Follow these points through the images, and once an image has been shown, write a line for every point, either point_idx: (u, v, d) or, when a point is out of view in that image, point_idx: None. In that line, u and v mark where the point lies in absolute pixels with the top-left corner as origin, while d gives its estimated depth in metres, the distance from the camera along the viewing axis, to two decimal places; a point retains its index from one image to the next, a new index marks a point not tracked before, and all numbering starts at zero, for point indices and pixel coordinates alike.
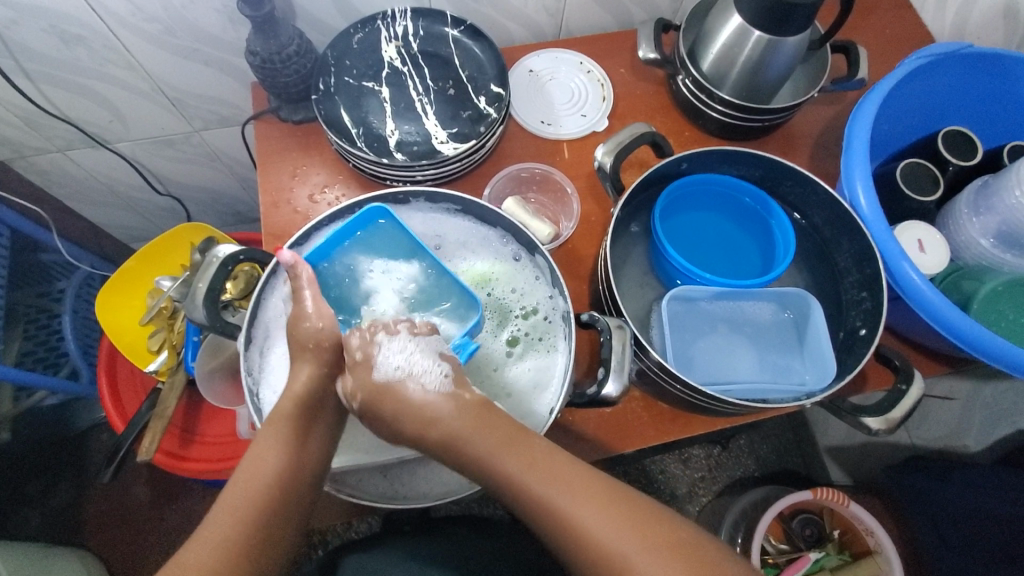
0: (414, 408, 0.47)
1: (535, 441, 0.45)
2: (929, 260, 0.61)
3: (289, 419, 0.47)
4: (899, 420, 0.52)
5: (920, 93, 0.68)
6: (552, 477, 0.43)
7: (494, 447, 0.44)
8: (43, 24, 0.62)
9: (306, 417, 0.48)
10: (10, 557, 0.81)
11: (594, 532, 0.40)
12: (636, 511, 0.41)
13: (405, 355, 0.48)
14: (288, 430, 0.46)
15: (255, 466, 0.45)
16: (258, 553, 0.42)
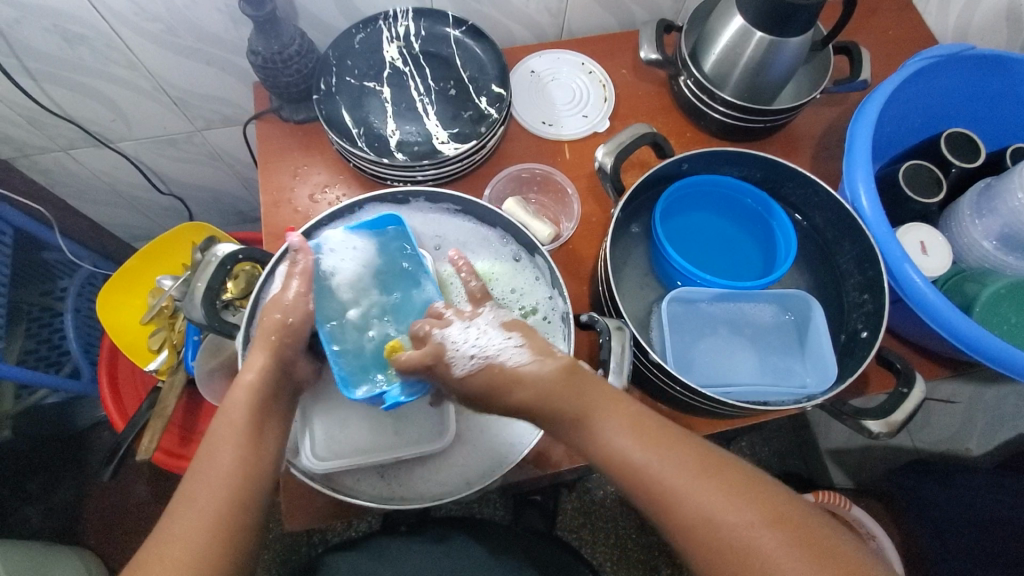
0: (502, 383, 0.45)
1: (638, 411, 0.43)
2: (930, 262, 0.61)
3: (241, 405, 0.45)
4: (901, 422, 0.51)
5: (923, 94, 0.68)
6: (655, 446, 0.41)
7: (579, 413, 0.43)
8: (46, 24, 0.63)
9: (259, 403, 0.46)
10: (10, 555, 0.82)
11: (681, 494, 0.39)
12: (726, 475, 0.40)
13: (478, 341, 0.46)
14: (240, 419, 0.45)
15: (221, 442, 0.44)
16: (220, 541, 0.40)
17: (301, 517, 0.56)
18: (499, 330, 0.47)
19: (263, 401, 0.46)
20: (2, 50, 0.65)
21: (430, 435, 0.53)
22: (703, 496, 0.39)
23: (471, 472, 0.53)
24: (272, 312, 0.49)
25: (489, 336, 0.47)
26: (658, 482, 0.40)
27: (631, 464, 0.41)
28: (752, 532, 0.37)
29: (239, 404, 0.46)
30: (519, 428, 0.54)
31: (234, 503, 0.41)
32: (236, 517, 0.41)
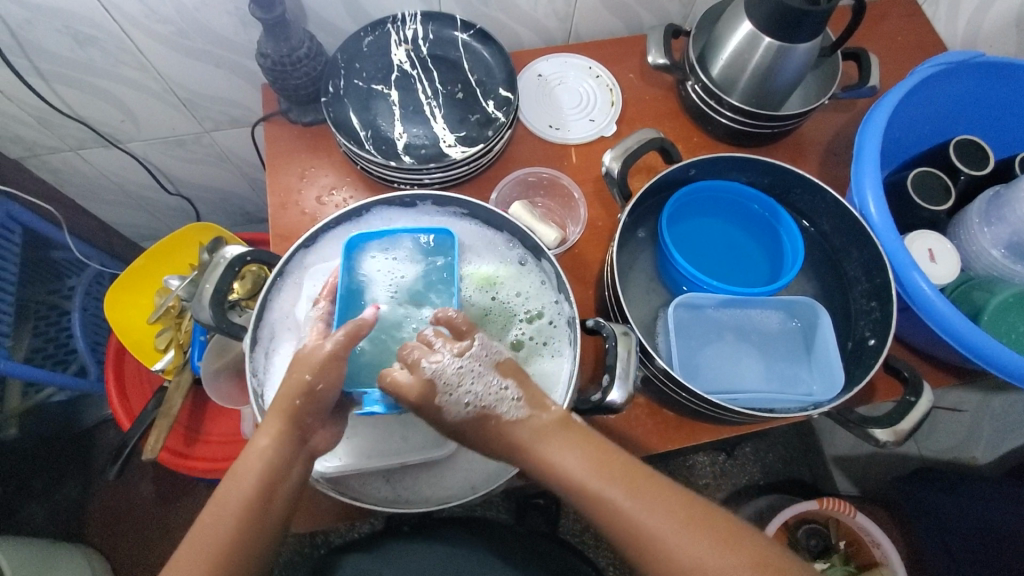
0: (497, 432, 0.46)
1: (621, 461, 0.44)
2: (939, 270, 0.61)
3: (261, 460, 0.45)
4: (908, 431, 0.51)
5: (932, 101, 0.67)
6: (640, 499, 0.42)
7: (563, 460, 0.44)
8: (58, 25, 0.63)
9: (281, 457, 0.45)
10: (15, 551, 0.82)
11: (671, 543, 0.40)
12: (713, 522, 0.41)
13: (475, 387, 0.46)
14: (256, 473, 0.44)
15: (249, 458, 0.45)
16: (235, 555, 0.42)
17: (306, 520, 0.56)
18: (495, 375, 0.47)
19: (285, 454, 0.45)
20: (14, 50, 0.66)
21: (436, 440, 0.53)
22: (692, 544, 0.40)
23: (476, 478, 0.53)
24: (301, 371, 0.46)
25: (489, 379, 0.46)
26: (649, 532, 0.41)
27: (621, 513, 0.41)
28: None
29: (260, 459, 0.45)
30: None
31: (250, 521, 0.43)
32: (242, 564, 0.42)
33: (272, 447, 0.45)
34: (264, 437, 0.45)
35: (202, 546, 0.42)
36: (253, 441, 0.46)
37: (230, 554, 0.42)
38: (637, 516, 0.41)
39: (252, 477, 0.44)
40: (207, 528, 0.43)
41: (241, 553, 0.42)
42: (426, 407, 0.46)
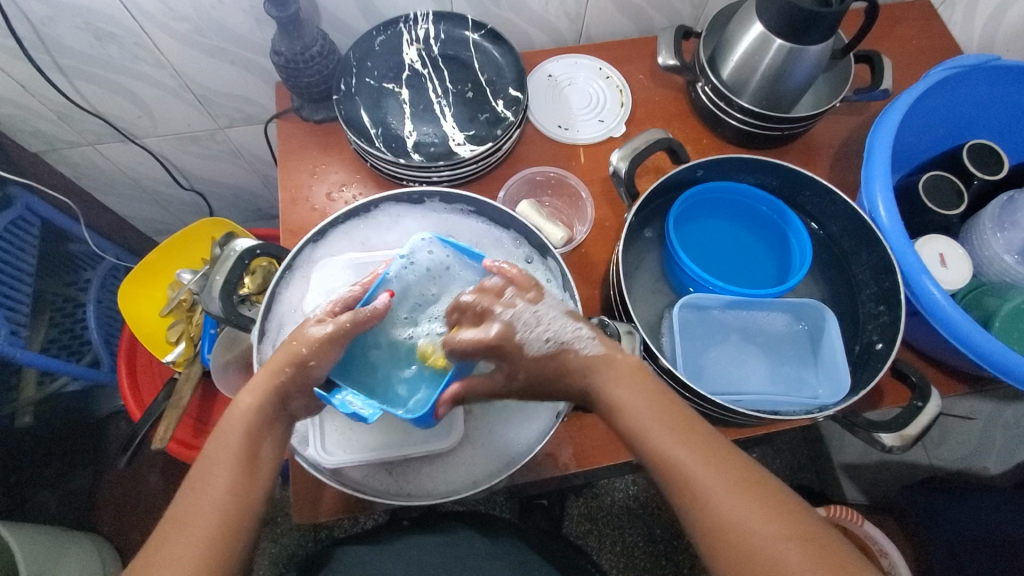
0: (572, 371, 0.46)
1: (683, 410, 0.43)
2: (950, 275, 0.60)
3: (246, 415, 0.44)
4: (916, 436, 0.50)
5: (946, 105, 0.67)
6: (693, 450, 0.41)
7: (627, 397, 0.44)
8: (79, 22, 0.65)
9: (266, 411, 0.45)
10: (27, 537, 0.84)
11: (717, 500, 0.39)
12: (764, 493, 0.39)
13: (552, 325, 0.47)
14: (245, 426, 0.44)
15: (232, 418, 0.45)
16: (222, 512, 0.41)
17: (308, 512, 0.57)
18: (567, 317, 0.47)
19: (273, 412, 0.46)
20: (35, 46, 0.67)
21: (439, 434, 0.53)
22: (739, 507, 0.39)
23: (479, 472, 0.53)
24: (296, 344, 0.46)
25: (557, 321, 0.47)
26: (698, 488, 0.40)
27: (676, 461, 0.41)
28: (778, 549, 0.37)
29: (246, 413, 0.44)
30: (526, 428, 0.54)
31: (237, 474, 0.42)
32: (245, 522, 0.41)
33: (257, 403, 0.45)
34: (248, 394, 0.45)
35: (203, 508, 0.41)
36: (234, 404, 0.45)
37: (230, 514, 0.41)
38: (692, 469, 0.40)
39: (240, 432, 0.44)
40: (202, 491, 0.41)
41: (240, 513, 0.41)
42: (506, 347, 0.47)
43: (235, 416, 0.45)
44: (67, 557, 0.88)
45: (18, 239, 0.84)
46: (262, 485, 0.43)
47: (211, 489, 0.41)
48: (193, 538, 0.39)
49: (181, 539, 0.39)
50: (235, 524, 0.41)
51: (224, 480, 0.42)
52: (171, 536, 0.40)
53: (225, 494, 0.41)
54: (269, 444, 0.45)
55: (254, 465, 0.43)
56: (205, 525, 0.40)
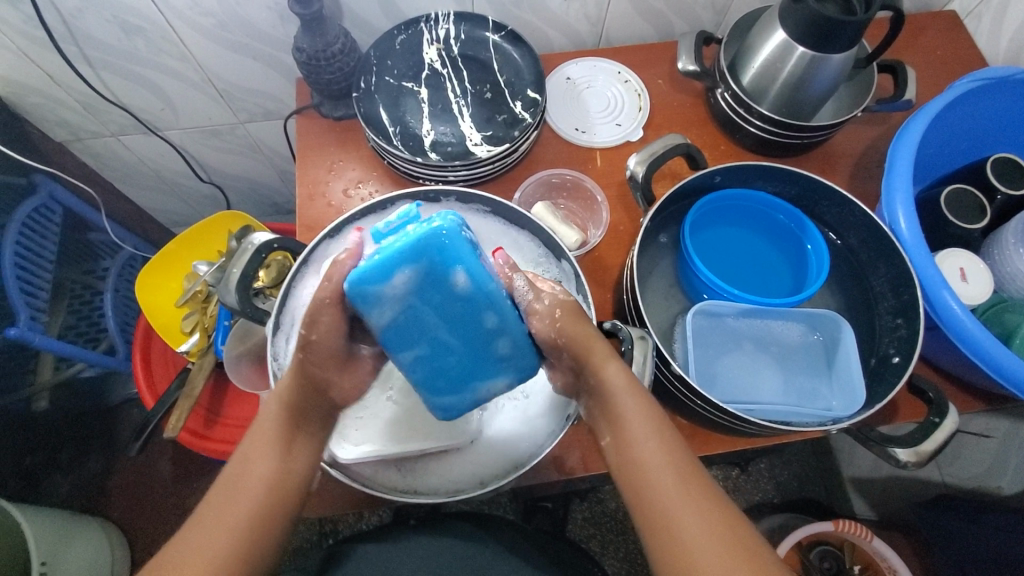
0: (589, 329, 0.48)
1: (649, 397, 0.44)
2: (970, 290, 0.59)
3: (285, 400, 0.46)
4: (931, 452, 0.50)
5: (971, 116, 0.66)
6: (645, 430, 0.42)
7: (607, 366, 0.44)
8: (107, 15, 0.66)
9: (308, 399, 0.47)
10: (40, 521, 0.85)
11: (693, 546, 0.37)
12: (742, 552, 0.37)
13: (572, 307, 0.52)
14: (279, 413, 0.45)
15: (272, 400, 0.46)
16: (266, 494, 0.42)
17: (316, 505, 0.58)
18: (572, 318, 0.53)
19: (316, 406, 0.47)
20: (64, 36, 0.68)
21: (449, 432, 0.53)
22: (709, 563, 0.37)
23: (486, 472, 0.53)
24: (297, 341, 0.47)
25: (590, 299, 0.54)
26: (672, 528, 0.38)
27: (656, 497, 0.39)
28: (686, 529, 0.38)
29: (282, 396, 0.46)
30: (536, 426, 0.54)
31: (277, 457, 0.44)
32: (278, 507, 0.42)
33: (299, 389, 0.46)
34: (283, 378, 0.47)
35: (240, 491, 0.42)
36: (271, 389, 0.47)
37: (266, 496, 0.42)
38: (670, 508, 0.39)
39: (278, 414, 0.45)
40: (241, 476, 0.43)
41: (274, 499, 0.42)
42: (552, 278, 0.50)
43: (274, 402, 0.46)
44: (76, 542, 0.89)
45: (41, 226, 0.85)
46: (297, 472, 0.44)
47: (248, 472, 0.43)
48: (227, 524, 0.41)
49: (224, 521, 0.41)
50: (267, 510, 0.42)
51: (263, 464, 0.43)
52: (211, 518, 0.41)
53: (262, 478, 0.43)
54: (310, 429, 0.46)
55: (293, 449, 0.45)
56: (242, 508, 0.41)
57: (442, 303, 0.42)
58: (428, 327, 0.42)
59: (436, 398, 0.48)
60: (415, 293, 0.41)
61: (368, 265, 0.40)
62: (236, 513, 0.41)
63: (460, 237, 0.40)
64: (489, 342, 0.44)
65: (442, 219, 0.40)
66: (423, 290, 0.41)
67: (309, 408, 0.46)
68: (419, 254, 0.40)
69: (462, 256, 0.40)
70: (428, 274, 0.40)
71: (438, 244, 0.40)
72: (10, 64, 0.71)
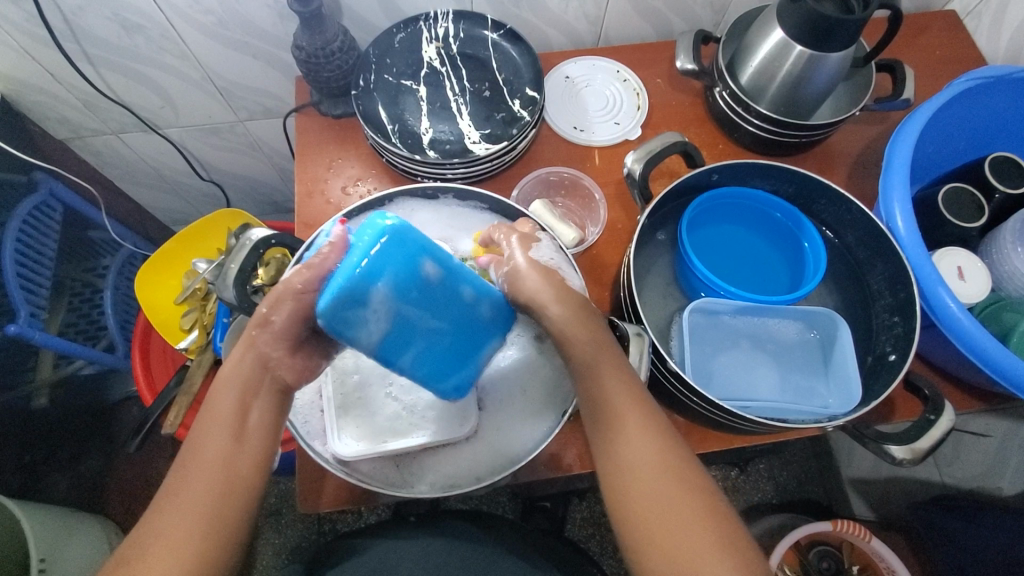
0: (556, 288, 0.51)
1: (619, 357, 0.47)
2: (968, 288, 0.59)
3: (238, 378, 0.45)
4: (927, 450, 0.49)
5: (969, 115, 0.66)
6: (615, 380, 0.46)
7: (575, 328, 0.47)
8: (108, 12, 0.66)
9: (261, 374, 0.46)
10: (39, 519, 0.85)
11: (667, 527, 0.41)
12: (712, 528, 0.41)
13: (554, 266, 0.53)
14: (233, 396, 0.44)
15: (223, 381, 0.45)
16: (219, 481, 0.42)
17: (312, 502, 0.58)
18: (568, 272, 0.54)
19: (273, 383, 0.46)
20: (65, 34, 0.69)
21: (447, 428, 0.53)
22: (680, 540, 0.40)
23: (482, 469, 0.53)
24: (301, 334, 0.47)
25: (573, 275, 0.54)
26: (646, 511, 0.42)
27: (632, 482, 0.43)
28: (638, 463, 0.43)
29: (233, 380, 0.45)
30: (532, 424, 0.54)
31: (231, 441, 0.43)
32: (240, 482, 0.42)
33: (252, 364, 0.46)
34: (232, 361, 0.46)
35: (196, 479, 0.42)
36: (221, 370, 0.46)
37: (221, 481, 0.42)
38: (645, 494, 0.42)
39: (231, 391, 0.45)
40: (199, 458, 0.42)
41: (235, 475, 0.42)
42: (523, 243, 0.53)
43: (226, 381, 0.45)
44: (75, 539, 0.90)
45: (41, 224, 0.86)
46: (254, 447, 0.44)
47: (205, 452, 0.42)
48: (192, 505, 0.41)
49: (182, 509, 0.41)
50: (228, 490, 0.42)
51: (220, 442, 0.43)
52: (166, 508, 0.41)
53: (220, 456, 0.42)
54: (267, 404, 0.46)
55: (250, 425, 0.44)
56: (198, 493, 0.41)
57: (423, 293, 0.43)
58: (417, 323, 0.43)
59: (442, 385, 0.48)
60: (394, 297, 0.41)
61: (339, 288, 0.39)
62: (192, 500, 0.41)
63: (409, 228, 0.41)
64: (474, 313, 0.46)
65: (378, 222, 0.40)
66: (398, 292, 0.41)
67: (263, 385, 0.46)
68: (382, 263, 0.40)
69: (419, 245, 0.42)
70: (396, 274, 0.41)
71: (393, 243, 0.41)
72: (12, 62, 0.71)
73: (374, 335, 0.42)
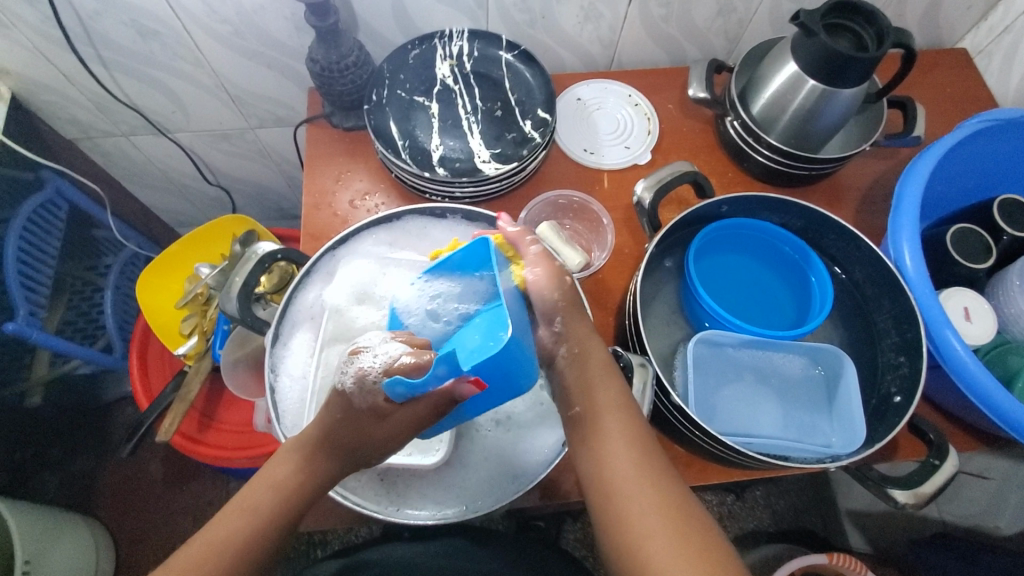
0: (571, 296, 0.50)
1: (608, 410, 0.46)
2: (974, 330, 0.59)
3: (281, 484, 0.44)
4: (930, 495, 0.49)
5: (980, 155, 0.66)
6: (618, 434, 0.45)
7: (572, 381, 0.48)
8: (124, 18, 0.67)
9: (304, 494, 0.45)
10: (26, 519, 0.84)
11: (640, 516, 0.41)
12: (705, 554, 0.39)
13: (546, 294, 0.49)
14: (301, 474, 0.45)
15: (294, 442, 0.45)
16: (246, 543, 0.43)
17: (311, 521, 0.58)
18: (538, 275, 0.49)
19: (318, 483, 0.45)
20: (80, 37, 0.69)
21: (432, 447, 0.51)
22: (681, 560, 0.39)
23: (469, 496, 0.51)
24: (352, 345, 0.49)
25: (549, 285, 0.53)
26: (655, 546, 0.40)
27: (603, 459, 0.44)
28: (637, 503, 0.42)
29: (303, 461, 0.45)
30: (532, 447, 0.53)
31: (276, 507, 0.44)
32: None
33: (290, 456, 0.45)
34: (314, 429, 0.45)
35: (230, 526, 0.43)
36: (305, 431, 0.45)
37: (243, 546, 0.43)
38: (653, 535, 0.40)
39: (271, 490, 0.44)
40: (225, 522, 0.44)
41: (235, 560, 0.42)
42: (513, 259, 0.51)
43: (267, 478, 0.45)
44: (63, 542, 0.89)
45: (45, 222, 0.86)
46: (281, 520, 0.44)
47: (224, 528, 0.43)
48: (211, 546, 0.42)
49: (209, 547, 0.42)
50: (241, 556, 0.42)
51: (239, 521, 0.43)
52: (205, 537, 0.43)
53: (228, 541, 0.42)
54: (293, 522, 0.45)
55: (268, 530, 0.44)
56: (225, 542, 0.42)
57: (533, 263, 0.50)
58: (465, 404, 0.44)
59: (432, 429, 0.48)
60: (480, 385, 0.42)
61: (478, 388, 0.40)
62: (216, 542, 0.42)
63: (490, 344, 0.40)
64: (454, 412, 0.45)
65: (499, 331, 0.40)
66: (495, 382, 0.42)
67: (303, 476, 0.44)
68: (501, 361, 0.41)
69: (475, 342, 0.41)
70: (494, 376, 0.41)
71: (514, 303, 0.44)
72: (25, 62, 0.71)
73: (440, 329, 0.48)
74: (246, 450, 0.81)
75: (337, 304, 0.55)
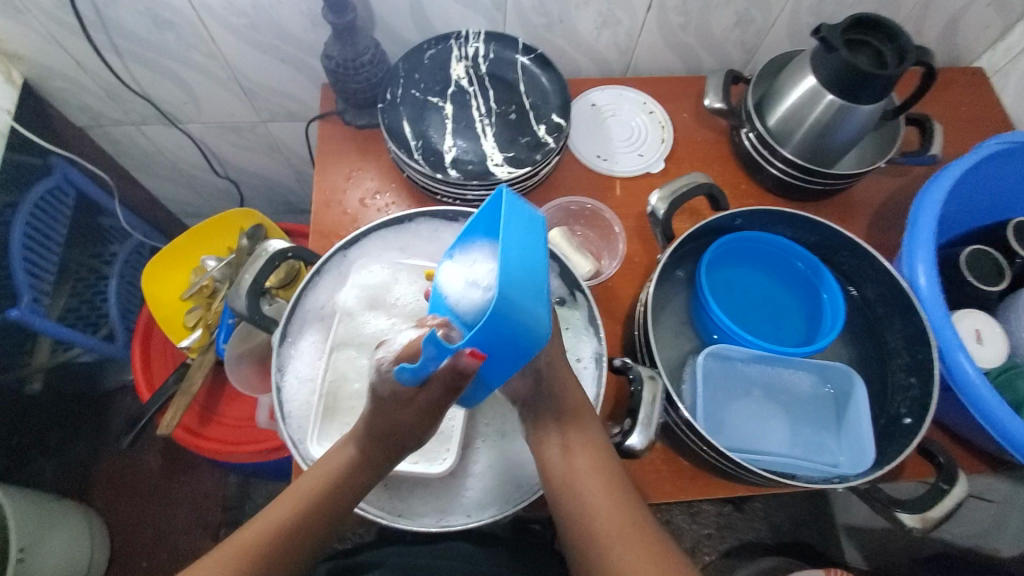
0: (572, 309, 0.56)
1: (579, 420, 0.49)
2: (985, 352, 0.59)
3: (335, 475, 0.45)
4: (938, 519, 0.49)
5: (996, 176, 0.65)
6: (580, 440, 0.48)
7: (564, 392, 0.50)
8: (140, 7, 0.66)
9: (355, 488, 0.45)
10: (23, 505, 0.84)
11: (603, 534, 0.43)
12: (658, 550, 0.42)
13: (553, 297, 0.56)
14: (354, 467, 0.45)
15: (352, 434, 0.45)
16: (295, 529, 0.43)
17: None
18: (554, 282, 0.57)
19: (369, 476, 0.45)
20: (94, 25, 0.68)
21: (439, 454, 0.51)
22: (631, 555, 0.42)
23: (474, 505, 0.51)
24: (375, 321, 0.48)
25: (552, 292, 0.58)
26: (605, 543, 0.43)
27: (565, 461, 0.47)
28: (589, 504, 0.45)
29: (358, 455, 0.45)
30: None
31: (327, 499, 0.44)
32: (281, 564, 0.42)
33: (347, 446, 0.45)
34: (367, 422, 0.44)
35: (282, 512, 0.44)
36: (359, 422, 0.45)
37: (293, 531, 0.43)
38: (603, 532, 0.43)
39: (320, 481, 0.45)
40: (279, 506, 0.44)
41: (282, 546, 0.43)
42: None
43: (323, 467, 0.45)
44: (58, 530, 0.88)
45: (53, 208, 0.85)
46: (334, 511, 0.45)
47: (270, 513, 0.44)
48: (265, 529, 0.43)
49: (262, 529, 0.43)
50: (290, 541, 0.43)
51: (291, 507, 0.44)
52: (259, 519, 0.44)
53: (278, 527, 0.43)
54: (341, 514, 0.45)
55: (316, 518, 0.44)
56: (275, 526, 0.43)
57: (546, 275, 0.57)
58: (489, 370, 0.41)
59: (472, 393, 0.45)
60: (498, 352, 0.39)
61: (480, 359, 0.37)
62: (271, 525, 0.43)
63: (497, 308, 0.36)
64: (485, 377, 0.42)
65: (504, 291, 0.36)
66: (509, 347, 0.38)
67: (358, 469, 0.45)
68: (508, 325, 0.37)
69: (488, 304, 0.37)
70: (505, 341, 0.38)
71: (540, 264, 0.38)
72: (38, 47, 0.71)
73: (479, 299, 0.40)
74: (246, 446, 0.80)
75: (346, 307, 0.54)
